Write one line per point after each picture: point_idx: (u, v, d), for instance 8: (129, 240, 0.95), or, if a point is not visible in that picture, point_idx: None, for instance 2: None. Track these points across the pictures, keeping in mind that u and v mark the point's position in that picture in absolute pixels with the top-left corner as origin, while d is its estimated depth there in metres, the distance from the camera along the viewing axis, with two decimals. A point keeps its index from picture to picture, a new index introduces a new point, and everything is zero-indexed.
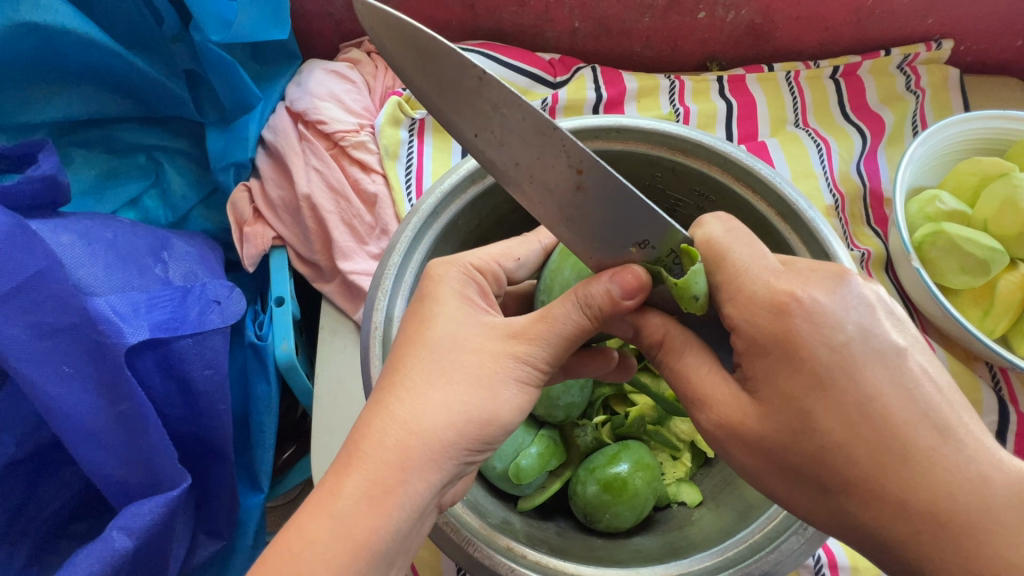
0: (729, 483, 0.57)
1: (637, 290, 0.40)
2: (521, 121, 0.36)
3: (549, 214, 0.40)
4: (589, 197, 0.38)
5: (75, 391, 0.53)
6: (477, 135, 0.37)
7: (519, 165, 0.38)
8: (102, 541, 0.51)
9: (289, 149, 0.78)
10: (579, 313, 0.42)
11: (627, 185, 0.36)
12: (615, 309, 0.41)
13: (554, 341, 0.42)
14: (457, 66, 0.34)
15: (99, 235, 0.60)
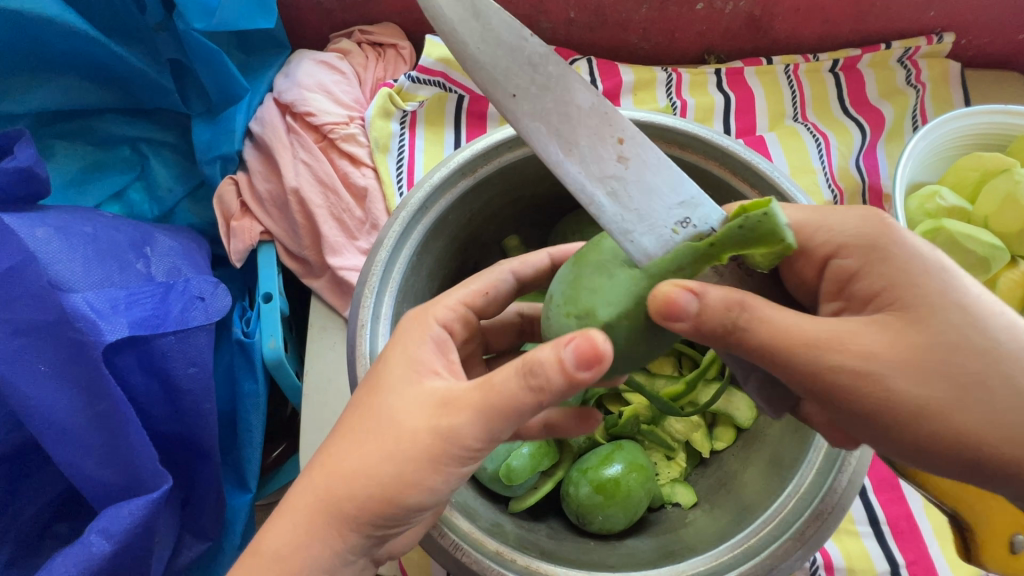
0: (725, 485, 0.56)
1: (595, 363, 0.34)
2: (563, 86, 0.37)
3: (590, 186, 0.36)
4: (632, 169, 0.37)
5: (52, 391, 0.51)
6: (514, 95, 0.36)
7: (559, 131, 0.36)
8: (80, 545, 0.50)
9: (277, 141, 0.76)
10: (521, 379, 0.37)
11: (664, 156, 0.38)
12: (559, 387, 0.36)
13: (488, 412, 0.38)
14: (504, 25, 0.37)
15: (78, 230, 0.58)
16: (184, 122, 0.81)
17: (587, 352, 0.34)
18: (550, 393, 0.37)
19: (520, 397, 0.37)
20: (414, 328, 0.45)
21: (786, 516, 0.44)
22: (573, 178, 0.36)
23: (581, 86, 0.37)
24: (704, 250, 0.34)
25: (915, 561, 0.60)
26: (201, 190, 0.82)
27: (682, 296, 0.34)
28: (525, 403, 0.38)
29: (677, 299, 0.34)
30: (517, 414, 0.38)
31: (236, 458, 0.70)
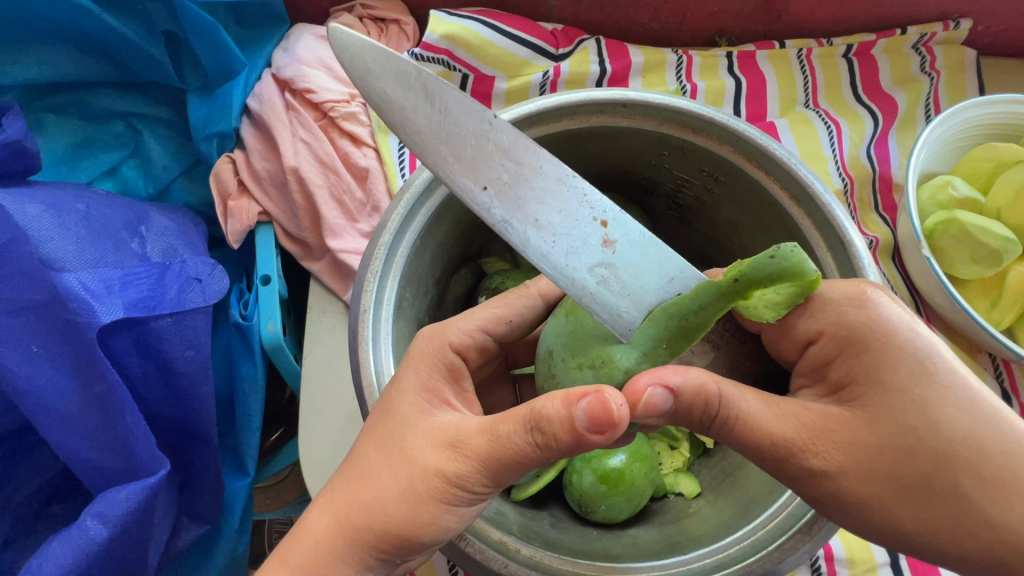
0: (730, 475, 0.56)
1: (606, 428, 0.36)
2: (533, 169, 0.38)
3: (581, 277, 0.39)
4: (617, 250, 0.40)
5: (45, 373, 0.50)
6: (487, 188, 0.37)
7: (538, 222, 0.38)
8: (78, 529, 0.49)
9: (276, 119, 0.74)
10: (528, 434, 0.39)
11: (645, 231, 0.41)
12: (566, 442, 0.38)
13: (492, 459, 0.40)
14: (464, 109, 0.37)
15: (69, 207, 0.56)
16: (179, 97, 0.78)
17: (599, 417, 0.36)
18: (554, 451, 0.38)
19: (525, 450, 0.39)
20: (429, 350, 0.47)
21: (794, 509, 0.44)
22: (561, 270, 0.39)
23: (553, 167, 0.39)
24: (724, 293, 0.36)
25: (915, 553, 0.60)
26: (197, 169, 0.80)
27: (660, 395, 0.38)
28: (529, 455, 0.40)
29: (655, 399, 0.38)
30: (523, 465, 0.40)
31: (234, 442, 0.69)
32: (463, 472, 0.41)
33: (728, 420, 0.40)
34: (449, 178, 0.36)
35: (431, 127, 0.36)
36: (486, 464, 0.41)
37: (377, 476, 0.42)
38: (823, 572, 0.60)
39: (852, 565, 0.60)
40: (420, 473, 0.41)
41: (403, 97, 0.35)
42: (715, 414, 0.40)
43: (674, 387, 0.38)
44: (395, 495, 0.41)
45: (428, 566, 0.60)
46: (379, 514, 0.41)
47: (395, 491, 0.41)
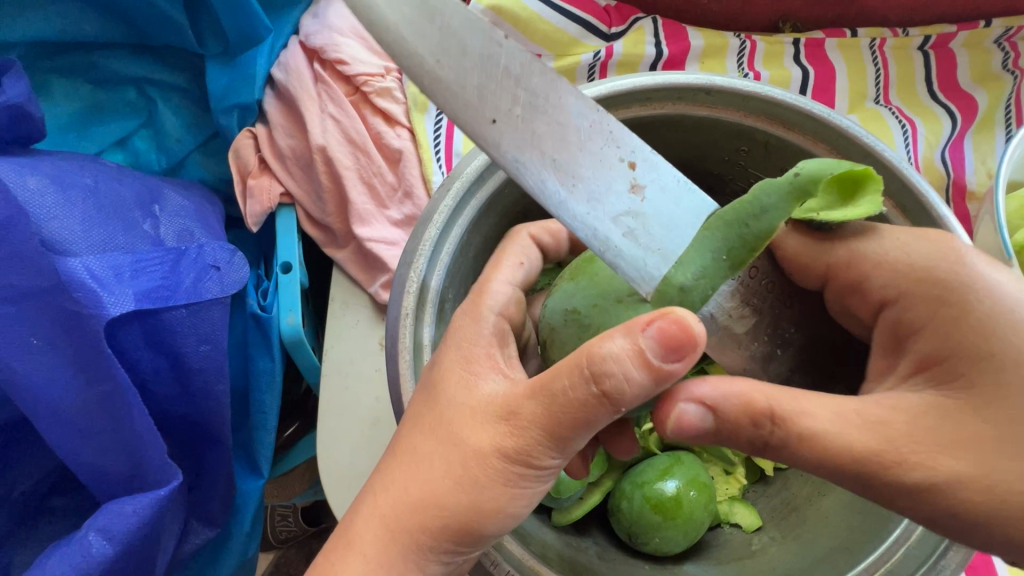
0: (796, 510, 0.50)
1: (685, 349, 0.31)
2: (551, 98, 0.33)
3: (604, 228, 0.34)
4: (645, 196, 0.35)
5: (46, 368, 0.44)
6: (495, 120, 0.32)
7: (555, 160, 0.34)
8: (78, 545, 0.43)
9: (303, 92, 0.67)
10: (585, 385, 0.32)
11: (678, 175, 0.36)
12: (636, 379, 0.32)
13: (553, 424, 0.34)
14: (473, 27, 0.32)
15: (76, 180, 0.50)
16: (197, 63, 0.72)
17: (675, 338, 0.30)
18: (619, 396, 0.32)
19: (589, 407, 0.33)
20: (466, 322, 0.40)
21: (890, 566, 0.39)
22: (580, 217, 0.34)
23: (576, 97, 0.34)
24: (793, 186, 0.32)
25: None
26: (214, 142, 0.73)
27: (690, 409, 0.34)
28: (594, 410, 0.33)
29: (687, 416, 0.34)
30: (582, 422, 0.34)
31: (247, 440, 0.64)
32: (520, 452, 0.35)
33: (783, 443, 0.34)
34: (452, 107, 0.32)
35: (432, 46, 0.32)
36: (544, 424, 0.34)
37: (415, 504, 0.37)
38: None
39: None
40: (467, 506, 0.36)
41: (403, 14, 0.32)
42: (767, 437, 0.34)
43: (709, 404, 0.34)
44: (442, 528, 0.36)
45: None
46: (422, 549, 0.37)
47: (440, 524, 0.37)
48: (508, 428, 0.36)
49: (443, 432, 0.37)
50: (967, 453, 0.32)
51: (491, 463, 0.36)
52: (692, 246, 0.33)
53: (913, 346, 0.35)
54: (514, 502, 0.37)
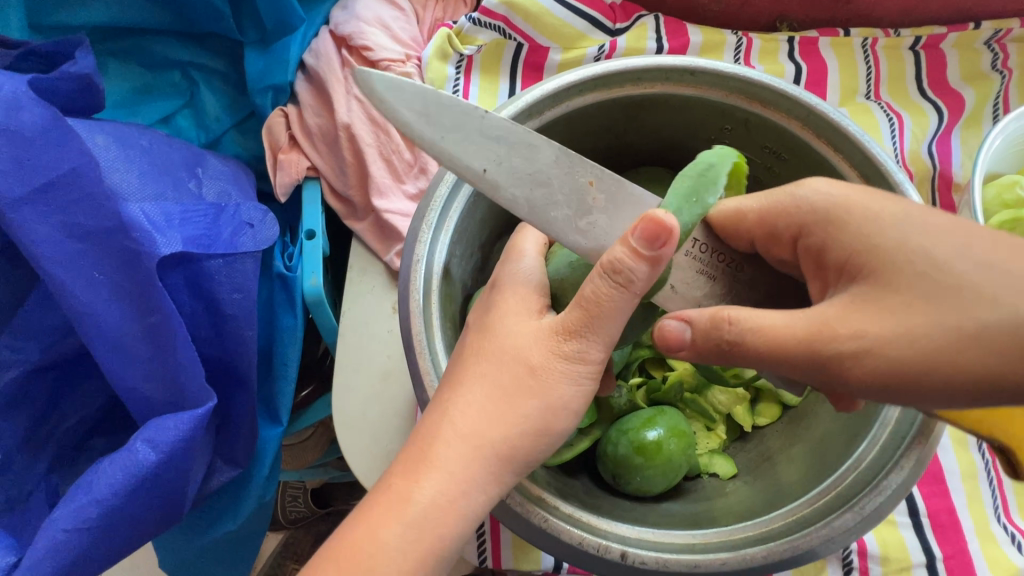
0: (769, 460, 0.55)
1: (667, 237, 0.37)
2: (526, 145, 0.40)
3: (576, 238, 0.42)
4: (605, 207, 0.43)
5: (105, 299, 0.51)
6: (486, 169, 0.40)
7: (539, 193, 0.41)
8: (126, 451, 0.49)
9: (331, 75, 0.74)
10: (606, 287, 0.39)
11: (631, 186, 0.43)
12: (644, 271, 0.38)
13: (597, 325, 0.40)
14: (458, 105, 0.39)
15: (134, 142, 0.58)
16: (236, 50, 0.79)
17: (659, 231, 0.37)
18: (641, 282, 0.38)
19: (614, 304, 0.39)
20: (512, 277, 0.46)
21: (845, 489, 0.42)
22: (564, 231, 0.42)
23: (543, 143, 0.41)
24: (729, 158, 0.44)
25: (952, 556, 0.59)
26: (248, 122, 0.80)
27: (670, 325, 0.41)
28: (619, 305, 0.39)
29: (670, 330, 0.41)
30: (614, 317, 0.40)
31: (269, 392, 0.70)
32: (575, 351, 0.41)
33: (738, 339, 0.39)
34: (450, 164, 0.39)
35: (431, 127, 0.39)
36: (590, 320, 0.40)
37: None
38: (855, 569, 0.58)
39: (887, 562, 0.58)
40: (472, 404, 0.41)
41: (406, 107, 0.38)
42: (727, 338, 0.40)
43: (684, 320, 0.41)
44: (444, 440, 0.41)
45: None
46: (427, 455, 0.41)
47: (444, 436, 0.41)
48: (554, 334, 0.42)
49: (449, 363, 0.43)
50: (915, 381, 0.36)
51: (553, 366, 0.42)
52: (671, 195, 0.43)
53: (829, 260, 0.41)
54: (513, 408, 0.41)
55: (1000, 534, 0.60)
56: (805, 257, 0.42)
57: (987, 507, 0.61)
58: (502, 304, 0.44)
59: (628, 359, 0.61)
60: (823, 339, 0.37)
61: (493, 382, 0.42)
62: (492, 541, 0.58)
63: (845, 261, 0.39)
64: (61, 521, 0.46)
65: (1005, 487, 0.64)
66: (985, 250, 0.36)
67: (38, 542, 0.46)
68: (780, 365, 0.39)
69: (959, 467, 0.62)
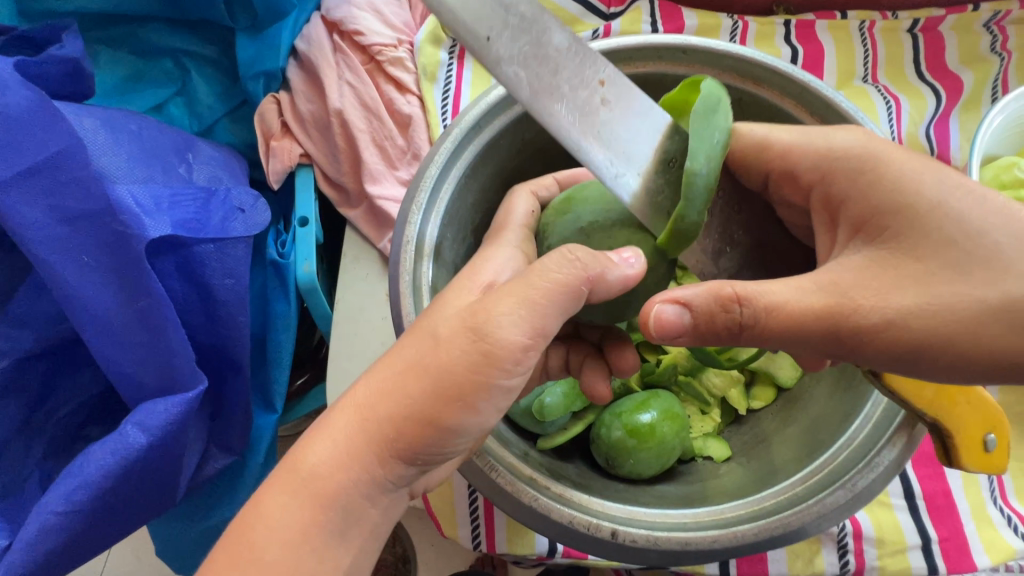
0: (763, 442, 0.55)
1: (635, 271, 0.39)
2: (535, 20, 0.33)
3: (584, 143, 0.35)
4: (617, 116, 0.36)
5: (94, 283, 0.50)
6: (489, 38, 0.32)
7: (543, 83, 0.34)
8: (118, 435, 0.48)
9: (323, 60, 0.73)
10: (556, 269, 0.38)
11: (644, 97, 0.36)
12: (598, 277, 0.38)
13: (529, 303, 0.38)
14: None
15: (123, 126, 0.57)
16: (228, 37, 0.79)
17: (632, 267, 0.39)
18: (593, 267, 0.38)
19: (555, 292, 0.38)
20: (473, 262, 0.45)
21: (837, 466, 0.42)
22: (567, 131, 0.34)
23: (554, 25, 0.34)
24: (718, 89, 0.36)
25: (948, 538, 0.59)
26: (241, 110, 0.80)
27: (666, 310, 0.37)
28: (560, 295, 0.38)
29: (667, 318, 0.37)
30: (548, 304, 0.38)
31: (264, 380, 0.70)
32: (493, 321, 0.37)
33: (750, 320, 0.36)
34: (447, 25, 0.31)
35: None
36: (520, 297, 0.38)
37: (395, 353, 0.39)
38: (850, 552, 0.58)
39: (882, 545, 0.58)
40: (421, 383, 0.37)
41: None
42: (737, 318, 0.37)
43: (683, 301, 0.37)
44: None
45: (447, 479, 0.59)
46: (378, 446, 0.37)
47: (361, 412, 0.38)
48: (477, 303, 0.38)
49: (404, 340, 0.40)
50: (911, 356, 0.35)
51: (457, 340, 0.37)
52: (694, 137, 0.33)
53: (848, 210, 0.38)
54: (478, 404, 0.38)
55: (997, 517, 0.60)
56: (821, 210, 0.40)
57: (983, 490, 0.61)
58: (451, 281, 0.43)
59: None
60: (834, 314, 0.35)
61: (422, 355, 0.37)
62: (486, 524, 0.58)
63: (866, 219, 0.37)
64: (51, 503, 0.46)
65: (1000, 469, 0.64)
66: (990, 222, 0.35)
67: (29, 524, 0.46)
68: (792, 341, 0.36)
69: None
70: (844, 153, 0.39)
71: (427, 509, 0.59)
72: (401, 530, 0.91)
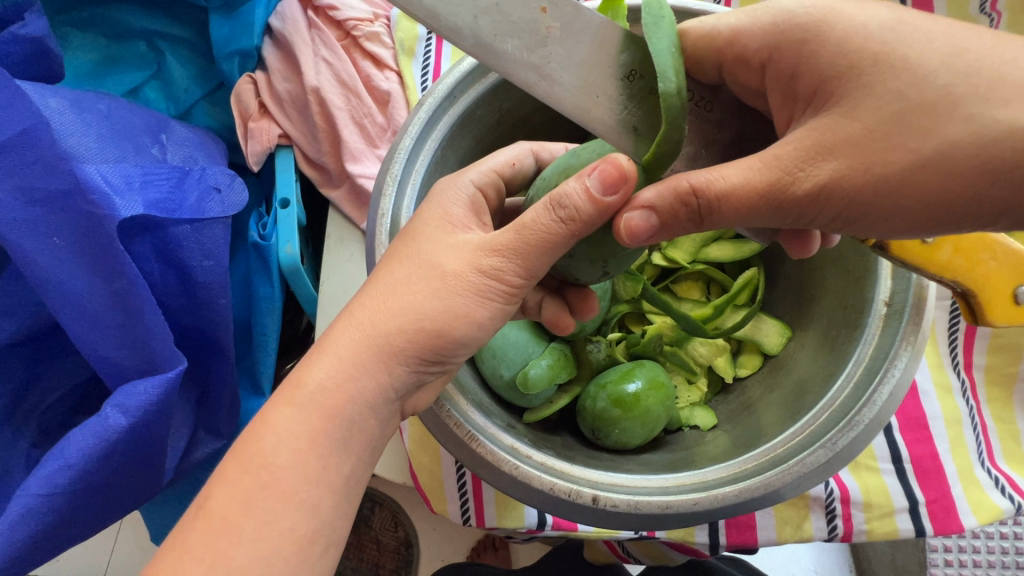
0: (749, 408, 0.55)
1: (619, 186, 0.33)
2: None
3: (522, 78, 0.34)
4: (561, 41, 0.34)
5: (66, 265, 0.50)
6: None
7: (481, 18, 0.33)
8: (98, 418, 0.48)
9: (298, 37, 0.72)
10: (548, 212, 0.35)
11: (593, 13, 0.33)
12: (595, 212, 0.34)
13: (521, 250, 0.37)
14: None
15: (91, 106, 0.56)
16: (200, 16, 0.76)
17: (612, 178, 0.33)
18: (584, 223, 0.35)
19: (546, 235, 0.36)
20: (446, 188, 0.43)
21: (818, 427, 0.42)
22: (513, 65, 0.33)
23: None
24: None
25: (935, 500, 0.59)
26: (218, 93, 0.78)
27: (634, 218, 0.34)
28: (557, 238, 0.36)
29: (634, 225, 0.34)
30: (545, 250, 0.37)
31: (250, 364, 0.70)
32: (492, 268, 0.38)
33: (715, 205, 0.33)
34: None
35: None
36: (517, 246, 0.37)
37: (372, 322, 0.38)
38: (838, 517, 0.58)
39: (869, 508, 0.59)
40: (433, 303, 0.38)
41: None
42: (701, 209, 0.33)
43: (646, 204, 0.34)
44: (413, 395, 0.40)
45: (435, 454, 0.59)
46: (390, 360, 0.38)
47: (339, 382, 0.38)
48: (482, 246, 0.39)
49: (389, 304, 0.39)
50: None
51: (468, 278, 0.38)
52: (653, 53, 0.30)
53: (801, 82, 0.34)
54: (476, 319, 0.39)
55: (985, 478, 0.60)
56: (772, 86, 0.36)
57: (970, 453, 0.61)
58: (424, 217, 0.41)
59: (607, 315, 0.60)
60: (781, 184, 0.32)
61: (408, 318, 0.38)
62: (475, 498, 0.58)
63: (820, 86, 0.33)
64: (32, 486, 0.46)
65: (987, 432, 0.64)
66: None
67: (11, 508, 0.46)
68: (758, 217, 0.33)
69: (943, 414, 0.62)
70: (793, 19, 0.34)
71: (416, 486, 0.59)
72: (401, 514, 0.91)
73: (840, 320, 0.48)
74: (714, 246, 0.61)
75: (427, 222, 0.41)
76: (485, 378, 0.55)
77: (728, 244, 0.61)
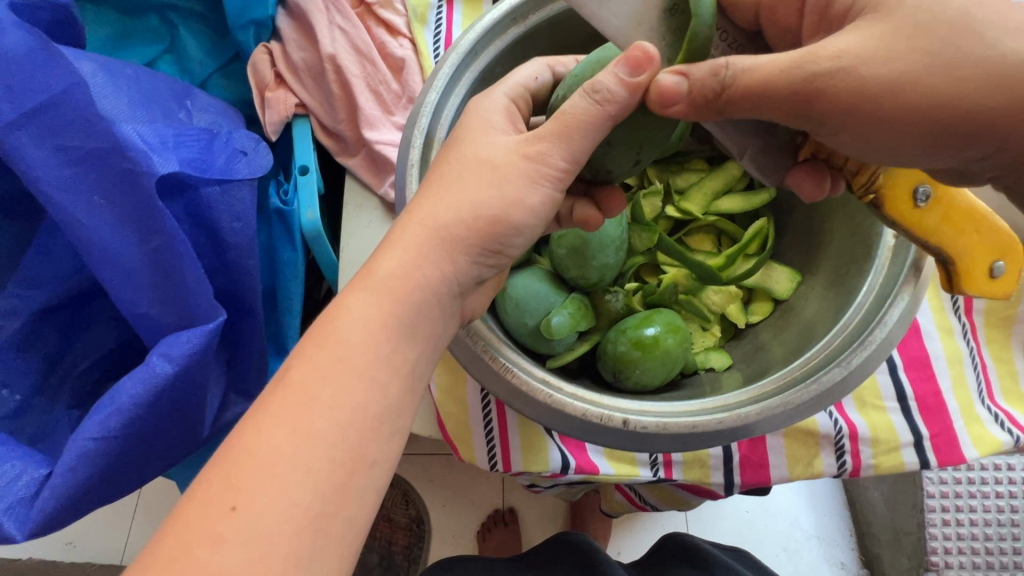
0: (760, 349, 0.58)
1: (644, 65, 0.35)
2: None
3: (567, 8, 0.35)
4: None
5: (106, 222, 0.51)
6: None
7: None
8: (145, 365, 0.50)
9: (311, 5, 0.73)
10: (585, 97, 0.38)
11: None
12: (626, 94, 0.36)
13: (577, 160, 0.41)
14: None
15: (120, 71, 0.58)
16: None
17: (637, 61, 0.35)
18: (619, 106, 0.37)
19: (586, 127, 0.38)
20: (480, 99, 0.45)
21: (832, 351, 0.45)
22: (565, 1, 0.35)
23: None
24: None
25: (939, 434, 0.62)
26: (233, 65, 0.79)
27: (667, 79, 0.34)
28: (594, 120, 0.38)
29: (665, 86, 0.34)
30: (583, 135, 0.39)
31: (275, 327, 0.72)
32: (539, 152, 0.41)
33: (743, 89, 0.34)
34: None
35: None
36: (558, 134, 0.39)
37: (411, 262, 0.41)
38: (846, 453, 0.62)
39: (876, 444, 0.62)
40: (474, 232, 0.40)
41: None
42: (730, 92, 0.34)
43: (683, 67, 0.34)
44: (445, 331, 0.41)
45: (462, 403, 0.61)
46: (453, 249, 0.41)
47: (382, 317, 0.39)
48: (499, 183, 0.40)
49: (433, 236, 0.41)
50: None
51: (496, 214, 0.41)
52: None
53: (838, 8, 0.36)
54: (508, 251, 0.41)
55: (985, 414, 0.63)
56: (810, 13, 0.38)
57: (971, 391, 0.64)
58: (463, 123, 0.44)
59: (623, 268, 0.62)
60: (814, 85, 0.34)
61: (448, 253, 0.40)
62: (501, 444, 0.61)
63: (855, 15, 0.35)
64: (87, 430, 0.48)
65: (987, 371, 0.67)
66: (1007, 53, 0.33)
67: (69, 450, 0.48)
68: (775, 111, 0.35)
69: (944, 354, 0.65)
70: None
71: (444, 435, 0.62)
72: (413, 494, 0.97)
73: (849, 258, 0.51)
74: (724, 199, 0.63)
75: (469, 128, 0.44)
76: (510, 326, 0.57)
77: (737, 197, 0.63)
